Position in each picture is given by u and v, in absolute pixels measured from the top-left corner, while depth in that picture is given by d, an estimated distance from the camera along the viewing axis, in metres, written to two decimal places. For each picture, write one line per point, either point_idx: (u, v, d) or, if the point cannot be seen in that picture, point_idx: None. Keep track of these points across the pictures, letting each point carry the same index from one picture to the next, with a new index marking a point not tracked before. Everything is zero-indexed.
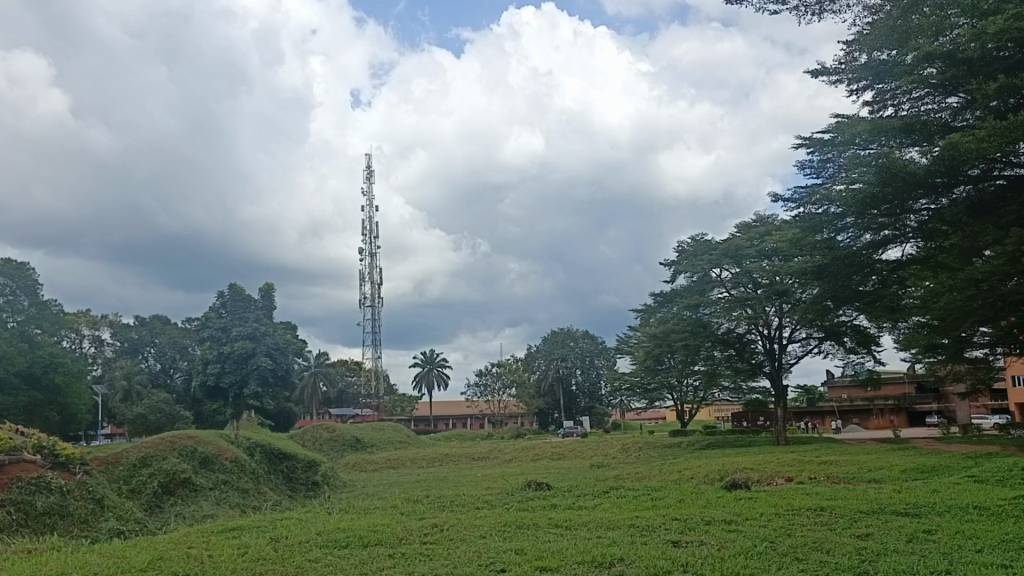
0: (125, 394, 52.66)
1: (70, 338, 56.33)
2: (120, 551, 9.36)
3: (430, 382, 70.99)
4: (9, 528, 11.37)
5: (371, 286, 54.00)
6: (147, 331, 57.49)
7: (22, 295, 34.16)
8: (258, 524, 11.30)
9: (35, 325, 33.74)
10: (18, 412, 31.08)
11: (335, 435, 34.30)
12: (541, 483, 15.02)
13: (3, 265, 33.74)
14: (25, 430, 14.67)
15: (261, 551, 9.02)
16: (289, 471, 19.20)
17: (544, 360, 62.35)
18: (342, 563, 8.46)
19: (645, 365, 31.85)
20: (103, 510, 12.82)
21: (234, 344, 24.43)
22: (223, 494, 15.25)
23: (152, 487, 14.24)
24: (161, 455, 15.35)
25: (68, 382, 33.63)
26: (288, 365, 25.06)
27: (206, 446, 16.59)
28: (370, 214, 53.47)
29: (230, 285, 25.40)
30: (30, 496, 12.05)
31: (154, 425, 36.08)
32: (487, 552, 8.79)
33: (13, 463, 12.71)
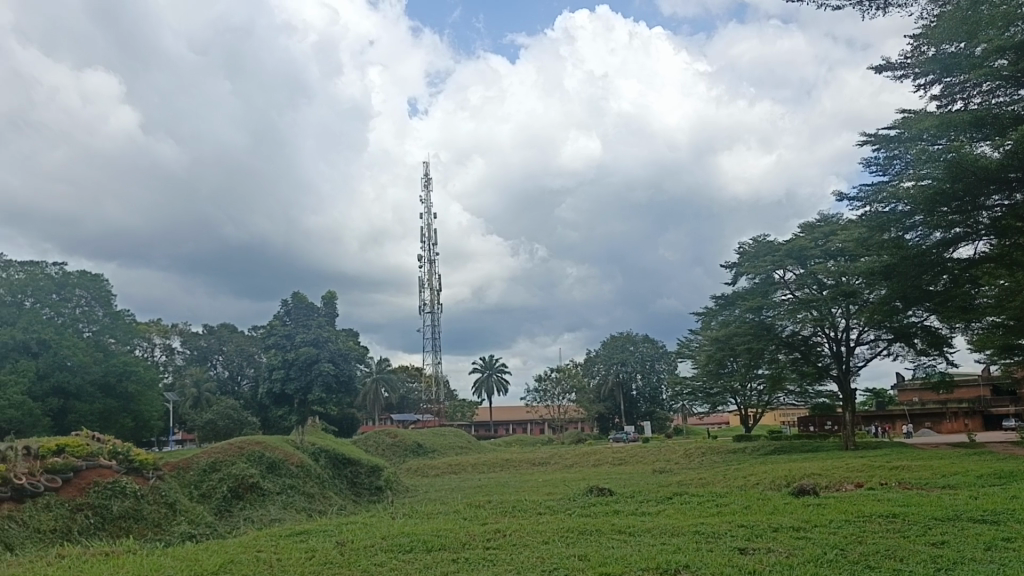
0: (195, 401, 54.12)
1: (142, 347, 58.21)
2: (191, 554, 9.60)
3: (490, 387, 71.25)
4: (87, 531, 11.78)
5: (430, 293, 54.55)
6: (215, 339, 59.04)
7: (98, 306, 35.46)
8: (325, 528, 11.48)
9: (109, 334, 34.96)
10: (95, 420, 32.23)
11: (397, 440, 34.67)
12: (605, 489, 14.93)
13: (79, 278, 35.10)
14: (102, 436, 15.21)
15: (327, 555, 9.16)
16: (354, 476, 19.47)
17: (604, 364, 62.09)
18: (407, 566, 8.54)
19: (707, 369, 31.43)
20: (176, 514, 13.19)
21: (299, 349, 24.95)
22: (289, 499, 15.55)
23: (222, 492, 14.60)
24: (231, 460, 15.73)
25: (142, 390, 34.71)
26: (351, 372, 25.41)
27: (273, 451, 16.96)
28: (428, 221, 54.07)
29: (294, 293, 26.00)
30: (106, 500, 12.47)
31: (223, 431, 36.98)
32: (550, 557, 8.79)
33: (91, 468, 13.18)
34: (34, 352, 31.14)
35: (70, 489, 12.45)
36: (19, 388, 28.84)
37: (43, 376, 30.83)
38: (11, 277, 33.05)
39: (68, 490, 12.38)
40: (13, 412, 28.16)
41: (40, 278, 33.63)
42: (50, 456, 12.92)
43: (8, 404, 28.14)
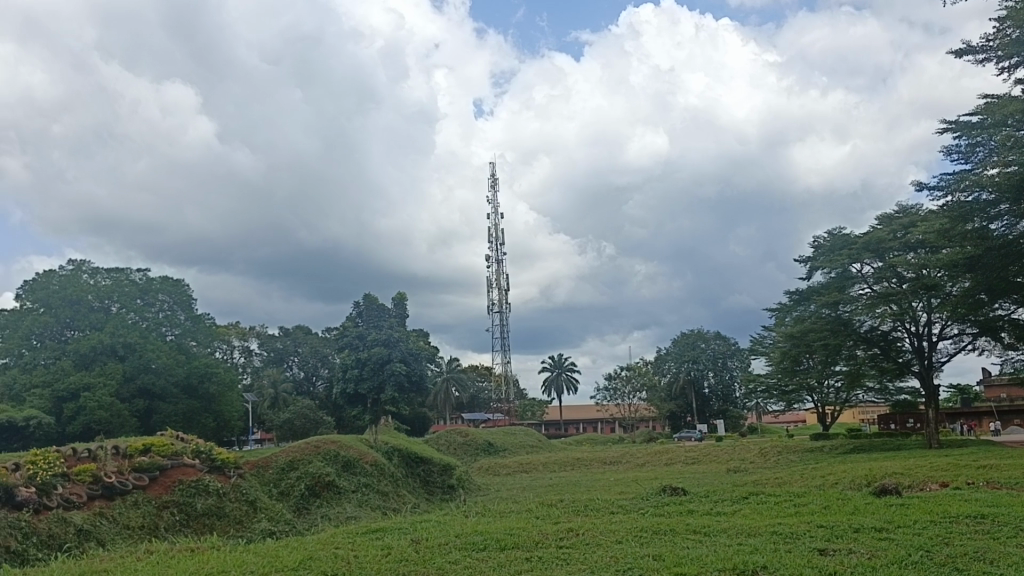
0: (272, 401, 55.47)
1: (222, 349, 60.05)
2: (272, 551, 9.83)
3: (559, 385, 71.17)
4: (172, 528, 12.21)
5: (498, 292, 54.80)
6: (290, 341, 60.47)
7: (179, 309, 36.72)
8: (400, 526, 11.61)
9: (190, 337, 36.22)
10: (179, 420, 33.40)
11: (468, 439, 34.94)
12: (678, 488, 14.74)
13: (162, 284, 36.46)
14: (185, 436, 15.70)
15: (403, 552, 9.29)
16: (426, 475, 19.68)
17: (675, 362, 61.40)
18: (480, 564, 8.62)
19: (782, 366, 30.74)
20: (256, 511, 13.57)
21: (372, 350, 25.36)
22: (364, 497, 15.82)
23: (300, 490, 14.96)
24: (307, 459, 16.09)
25: (222, 391, 35.78)
26: (421, 371, 25.67)
27: (348, 450, 17.26)
28: (495, 221, 54.36)
29: (366, 294, 26.48)
30: (190, 498, 12.90)
31: (300, 430, 37.83)
32: (624, 557, 8.73)
33: (175, 467, 13.65)
34: (121, 355, 32.43)
35: (156, 487, 12.91)
36: (107, 391, 30.08)
37: (129, 378, 32.09)
38: (98, 283, 34.50)
39: (155, 488, 12.84)
40: (102, 413, 29.40)
41: (125, 284, 35.02)
42: (138, 455, 13.43)
43: (97, 405, 29.38)
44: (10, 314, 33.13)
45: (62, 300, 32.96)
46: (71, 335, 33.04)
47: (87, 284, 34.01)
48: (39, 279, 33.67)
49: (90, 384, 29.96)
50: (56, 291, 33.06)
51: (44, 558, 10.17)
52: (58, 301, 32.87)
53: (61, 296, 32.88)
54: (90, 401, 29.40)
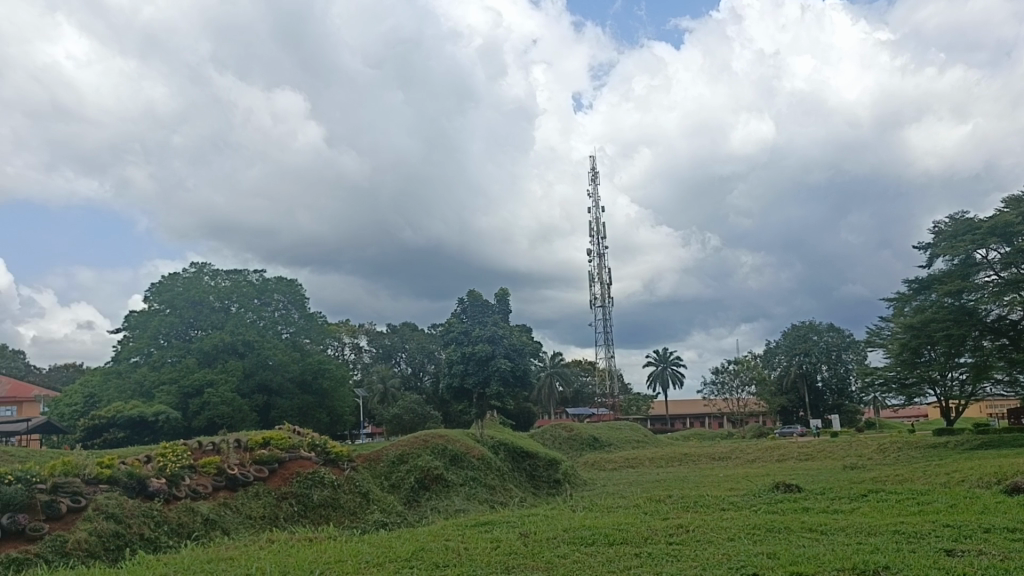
0: (382, 396, 56.89)
1: (333, 346, 62.12)
2: (386, 542, 10.09)
3: (665, 380, 70.18)
4: (291, 518, 12.72)
5: (601, 286, 54.49)
6: (398, 338, 61.97)
7: (293, 308, 38.14)
8: (508, 520, 11.69)
9: (304, 335, 37.62)
10: (295, 415, 34.72)
11: (573, 434, 34.89)
12: (791, 485, 14.32)
13: (277, 284, 37.97)
14: (301, 430, 16.32)
15: (512, 546, 9.38)
16: (532, 469, 19.76)
17: (785, 355, 59.66)
18: (590, 558, 8.61)
19: (901, 359, 29.30)
20: (369, 503, 13.98)
21: (476, 345, 25.65)
22: (472, 491, 16.06)
23: (410, 482, 15.32)
24: (417, 452, 16.44)
25: (335, 386, 36.93)
26: (525, 366, 25.84)
27: (455, 444, 17.53)
28: (597, 215, 54.10)
29: (469, 291, 26.84)
30: (307, 489, 13.41)
31: (408, 424, 38.65)
32: (737, 554, 8.54)
33: (293, 459, 14.20)
34: (240, 353, 34.04)
35: (276, 478, 13.47)
36: (228, 387, 31.64)
37: (248, 374, 33.64)
38: (218, 284, 36.28)
39: (274, 480, 13.40)
40: (224, 408, 30.93)
41: (243, 285, 36.64)
42: (258, 448, 14.05)
43: (220, 401, 30.94)
44: (139, 315, 35.24)
45: (186, 301, 34.83)
46: (195, 334, 34.87)
47: (208, 286, 35.81)
48: (165, 281, 35.70)
49: (213, 380, 31.57)
50: (181, 293, 34.97)
51: (174, 545, 10.77)
52: (182, 303, 34.76)
53: (185, 298, 34.78)
54: (213, 397, 30.98)
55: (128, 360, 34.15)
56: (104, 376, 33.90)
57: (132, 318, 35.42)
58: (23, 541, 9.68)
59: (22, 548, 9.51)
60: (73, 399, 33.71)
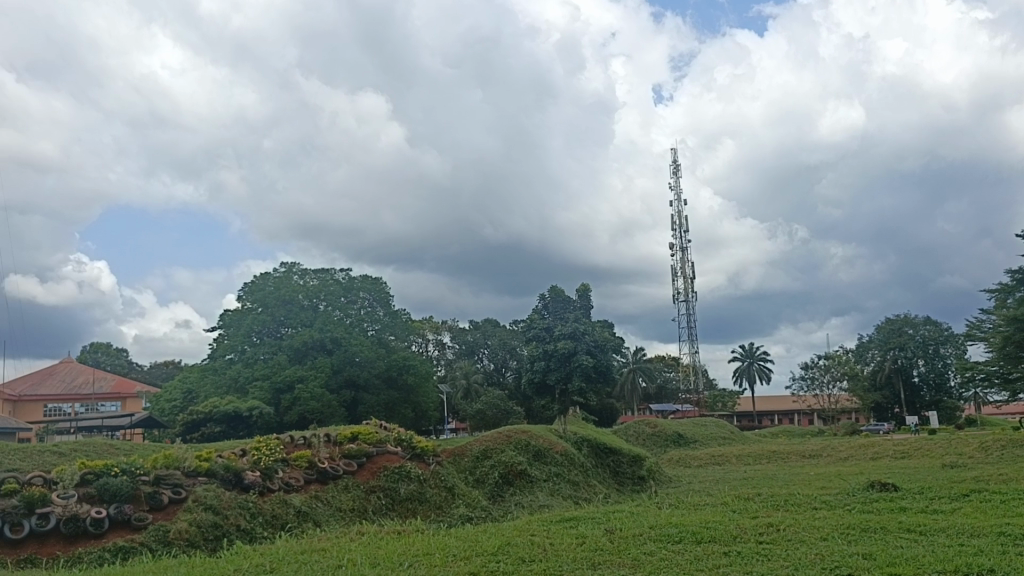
0: (465, 391, 57.51)
1: (418, 343, 63.13)
2: (472, 535, 10.19)
3: (751, 375, 68.76)
4: (379, 511, 12.99)
5: (683, 280, 53.70)
6: (480, 334, 62.55)
7: (378, 306, 38.79)
8: (593, 516, 11.65)
9: (389, 332, 38.34)
10: (382, 411, 35.44)
11: (657, 430, 34.54)
12: (887, 483, 13.81)
13: (363, 282, 38.73)
14: (388, 424, 16.63)
15: (598, 542, 9.32)
16: (616, 465, 19.65)
17: (879, 349, 57.77)
18: (677, 557, 8.50)
19: (1004, 352, 27.95)
20: (455, 497, 14.14)
21: (558, 342, 25.63)
22: (556, 486, 16.07)
23: (494, 478, 15.43)
24: (500, 447, 16.52)
25: (420, 382, 37.49)
26: (608, 362, 25.68)
27: (538, 439, 17.56)
28: (679, 208, 53.33)
29: (551, 287, 26.90)
30: (395, 483, 13.68)
31: (491, 419, 38.92)
32: (831, 555, 8.30)
33: (380, 454, 14.48)
34: (329, 349, 34.94)
35: (364, 472, 13.76)
36: (318, 382, 32.52)
37: (336, 371, 34.52)
38: (307, 283, 37.29)
39: (363, 473, 13.70)
40: (314, 403, 31.82)
41: (330, 283, 37.54)
42: (347, 443, 14.41)
43: (310, 397, 31.84)
44: (233, 314, 36.56)
45: (276, 300, 35.94)
46: (285, 331, 35.95)
47: (298, 285, 36.84)
48: (257, 281, 36.94)
49: (303, 377, 32.49)
50: (272, 292, 36.11)
51: (269, 536, 11.11)
52: (273, 301, 35.89)
53: (275, 296, 35.88)
54: (304, 392, 31.91)
55: (223, 357, 35.48)
56: (201, 372, 35.29)
57: (227, 316, 36.76)
58: (129, 530, 10.18)
59: (128, 537, 10.01)
60: (173, 394, 35.19)
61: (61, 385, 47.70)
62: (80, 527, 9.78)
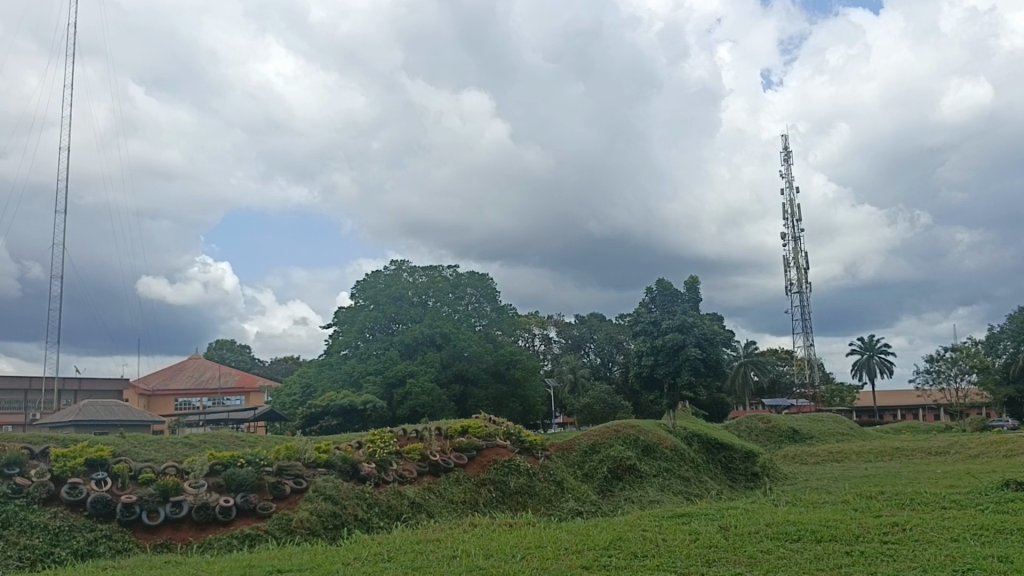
0: (572, 386, 57.46)
1: (524, 337, 63.52)
2: (584, 529, 10.17)
3: (871, 369, 65.94)
4: (490, 504, 13.17)
5: (796, 271, 51.97)
6: (587, 328, 62.34)
7: (486, 302, 39.17)
8: (706, 512, 11.43)
9: (496, 327, 38.69)
10: (490, 405, 35.88)
11: (771, 426, 33.61)
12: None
13: (470, 278, 39.21)
14: (497, 418, 16.80)
15: (712, 538, 9.16)
16: (728, 461, 19.23)
17: (1011, 341, 54.18)
18: (796, 555, 8.26)
19: None
20: (564, 491, 14.17)
21: (666, 335, 25.28)
22: (666, 482, 15.87)
23: (603, 472, 15.38)
24: (608, 442, 16.45)
25: (527, 376, 37.67)
26: (718, 356, 25.13)
27: (647, 434, 17.38)
28: (790, 196, 51.62)
29: (658, 280, 26.52)
30: (504, 476, 13.83)
31: (599, 414, 38.76)
32: (962, 556, 7.90)
33: (490, 447, 14.68)
34: (438, 345, 35.64)
35: (475, 465, 13.97)
36: (428, 377, 33.25)
37: (446, 365, 35.21)
38: (416, 280, 38.10)
39: (473, 467, 13.91)
40: (425, 397, 32.55)
41: (438, 280, 38.23)
42: (458, 436, 14.68)
43: (421, 391, 32.60)
44: (347, 311, 37.75)
45: (387, 297, 36.92)
46: (396, 328, 36.83)
47: (407, 282, 37.72)
48: (368, 279, 38.06)
49: (414, 371, 33.30)
50: (383, 289, 37.14)
51: (385, 526, 11.43)
52: (384, 298, 36.89)
53: (386, 294, 36.89)
54: (415, 386, 32.71)
55: (339, 352, 36.70)
56: (318, 368, 36.61)
57: (341, 313, 37.99)
58: (255, 518, 10.67)
59: (254, 524, 10.50)
60: (293, 388, 36.66)
61: (190, 380, 50.49)
62: (209, 514, 10.33)
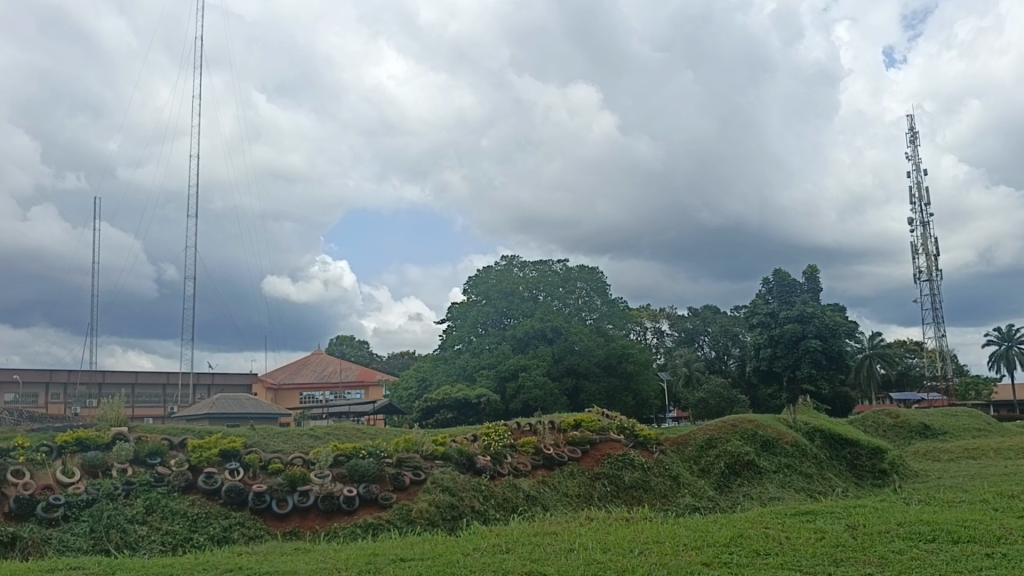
0: (686, 379, 56.58)
1: (636, 331, 62.94)
2: (702, 525, 9.98)
3: (1011, 362, 61.93)
4: (605, 497, 13.13)
5: (925, 258, 49.35)
6: (700, 321, 61.19)
7: (596, 295, 38.93)
8: (831, 510, 11.03)
9: (608, 321, 38.41)
10: (603, 399, 35.73)
11: (900, 421, 32.07)
12: None
13: (579, 272, 39.05)
14: (610, 412, 16.70)
15: (839, 538, 8.79)
16: (854, 458, 18.44)
17: None
18: (931, 556, 7.85)
19: None
20: (680, 486, 13.94)
21: (784, 326, 24.53)
22: (787, 478, 15.38)
23: (720, 468, 15.05)
24: (725, 437, 16.09)
25: (640, 370, 37.28)
26: (841, 347, 24.22)
27: (766, 429, 16.89)
28: (918, 179, 48.98)
29: (775, 270, 25.69)
30: (619, 470, 13.75)
31: (715, 409, 37.95)
32: None
33: (604, 441, 14.61)
34: (550, 339, 35.77)
35: (589, 459, 13.94)
36: (540, 370, 33.41)
37: (557, 359, 35.32)
38: (526, 275, 38.34)
39: (588, 460, 13.88)
40: (537, 391, 32.74)
41: (549, 275, 38.33)
42: (571, 430, 14.72)
43: (533, 384, 32.81)
44: (460, 306, 38.40)
45: (499, 292, 37.35)
46: (508, 323, 37.22)
47: (518, 277, 38.06)
48: (480, 275, 38.64)
49: (526, 365, 33.53)
50: (495, 285, 37.60)
51: (502, 518, 11.57)
52: (496, 294, 37.34)
53: (498, 289, 37.35)
54: (527, 380, 32.95)
55: (452, 347, 37.42)
56: (433, 362, 37.39)
57: (454, 308, 38.67)
58: (377, 507, 11.00)
59: (376, 514, 10.82)
60: (409, 382, 37.63)
61: (313, 375, 52.60)
62: (335, 504, 10.73)
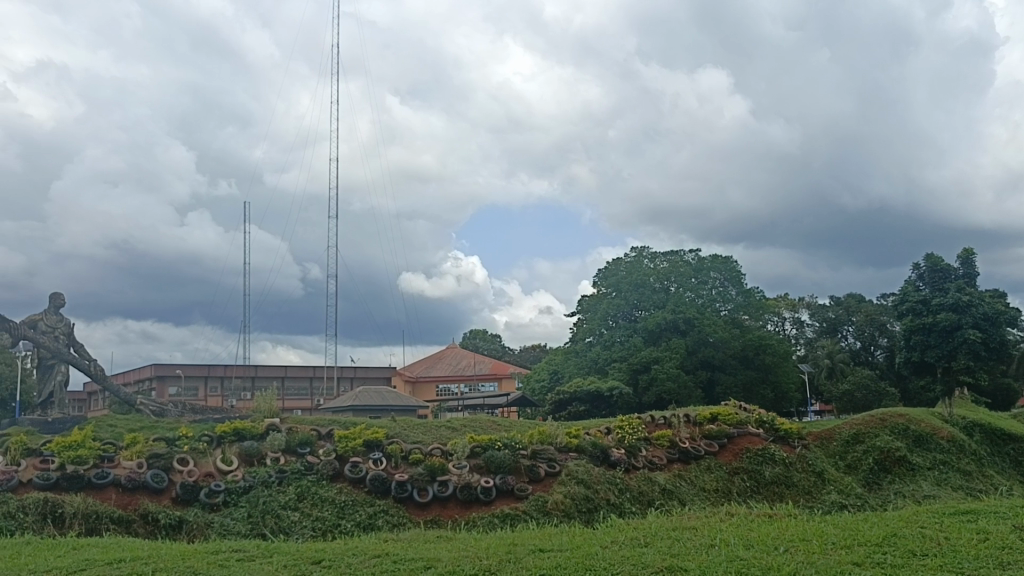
0: (830, 371, 54.24)
1: (775, 322, 60.76)
2: (852, 523, 9.52)
3: None
4: (745, 492, 12.79)
5: None
6: (843, 310, 58.39)
7: (731, 285, 37.85)
8: (995, 509, 10.28)
9: (743, 312, 37.38)
10: (740, 391, 34.76)
11: None
12: None
13: (713, 260, 38.01)
14: (748, 406, 16.22)
15: (1006, 539, 8.21)
16: (1018, 455, 17.15)
17: None
18: None
19: None
20: (825, 483, 13.37)
21: (938, 315, 23.07)
22: (944, 476, 14.47)
23: (868, 464, 14.34)
24: (874, 432, 15.31)
25: (779, 362, 36.02)
26: (1002, 337, 22.64)
27: (918, 424, 15.98)
28: None
29: (926, 255, 24.03)
30: (759, 465, 13.37)
31: (862, 402, 36.18)
32: None
33: (742, 435, 14.23)
34: (682, 331, 35.14)
35: (726, 453, 13.60)
36: (673, 363, 32.91)
37: (691, 352, 34.72)
38: (657, 266, 37.77)
39: (725, 454, 13.55)
40: (670, 384, 32.30)
41: (680, 265, 37.55)
42: (708, 424, 14.41)
43: (666, 377, 32.39)
44: (590, 299, 38.30)
45: (629, 285, 36.95)
46: (639, 315, 36.83)
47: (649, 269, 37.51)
48: (610, 267, 38.37)
49: (658, 358, 33.11)
50: (625, 277, 37.23)
51: (638, 511, 11.46)
52: (626, 286, 36.95)
53: (628, 281, 36.96)
54: (660, 373, 32.55)
55: (584, 340, 37.38)
56: (564, 355, 37.53)
57: (585, 301, 38.59)
58: (514, 498, 11.17)
59: (513, 505, 10.98)
60: (542, 375, 37.91)
61: (449, 367, 53.97)
62: (473, 494, 10.98)
